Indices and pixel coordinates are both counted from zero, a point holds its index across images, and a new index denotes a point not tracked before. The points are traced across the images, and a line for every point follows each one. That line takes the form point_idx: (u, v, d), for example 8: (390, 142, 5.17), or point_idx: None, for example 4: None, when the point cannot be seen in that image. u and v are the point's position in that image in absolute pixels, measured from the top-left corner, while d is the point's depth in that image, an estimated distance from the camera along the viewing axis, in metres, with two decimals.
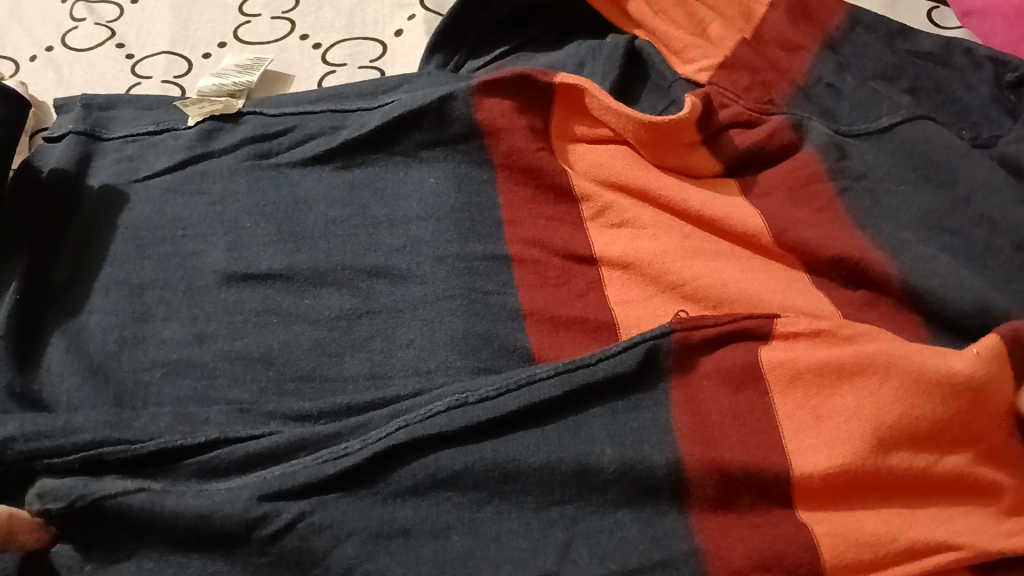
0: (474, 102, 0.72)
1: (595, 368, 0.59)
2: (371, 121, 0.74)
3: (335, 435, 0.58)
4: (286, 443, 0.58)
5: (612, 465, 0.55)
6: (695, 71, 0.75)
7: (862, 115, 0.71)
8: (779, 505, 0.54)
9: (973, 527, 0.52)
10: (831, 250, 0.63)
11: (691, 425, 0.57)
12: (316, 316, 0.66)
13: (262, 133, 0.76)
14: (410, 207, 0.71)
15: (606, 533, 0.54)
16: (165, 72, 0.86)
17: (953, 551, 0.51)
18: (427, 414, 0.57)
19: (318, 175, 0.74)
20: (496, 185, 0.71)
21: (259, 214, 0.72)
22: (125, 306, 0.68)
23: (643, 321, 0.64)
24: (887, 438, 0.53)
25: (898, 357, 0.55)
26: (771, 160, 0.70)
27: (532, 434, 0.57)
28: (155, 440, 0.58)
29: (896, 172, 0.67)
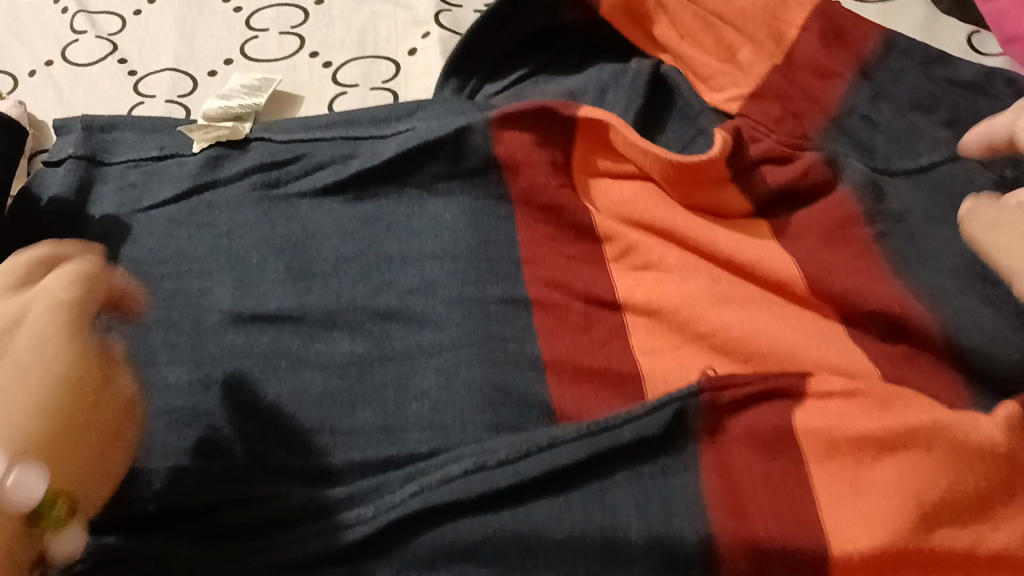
0: (493, 135, 0.69)
1: (621, 431, 0.57)
2: (384, 151, 0.71)
3: (349, 500, 0.55)
4: (297, 509, 0.55)
5: (640, 539, 0.53)
6: (722, 100, 0.72)
7: (900, 151, 0.67)
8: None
9: None
10: (869, 302, 0.60)
11: (722, 493, 0.55)
12: (325, 362, 0.63)
13: (269, 160, 0.73)
14: (425, 244, 0.68)
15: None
16: (169, 90, 0.82)
17: None
18: (445, 477, 0.55)
19: (328, 207, 0.71)
20: (515, 222, 0.68)
21: (266, 248, 0.69)
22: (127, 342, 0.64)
23: (670, 373, 0.61)
24: (928, 514, 0.51)
25: (938, 426, 0.52)
26: (805, 198, 0.67)
27: (555, 502, 0.55)
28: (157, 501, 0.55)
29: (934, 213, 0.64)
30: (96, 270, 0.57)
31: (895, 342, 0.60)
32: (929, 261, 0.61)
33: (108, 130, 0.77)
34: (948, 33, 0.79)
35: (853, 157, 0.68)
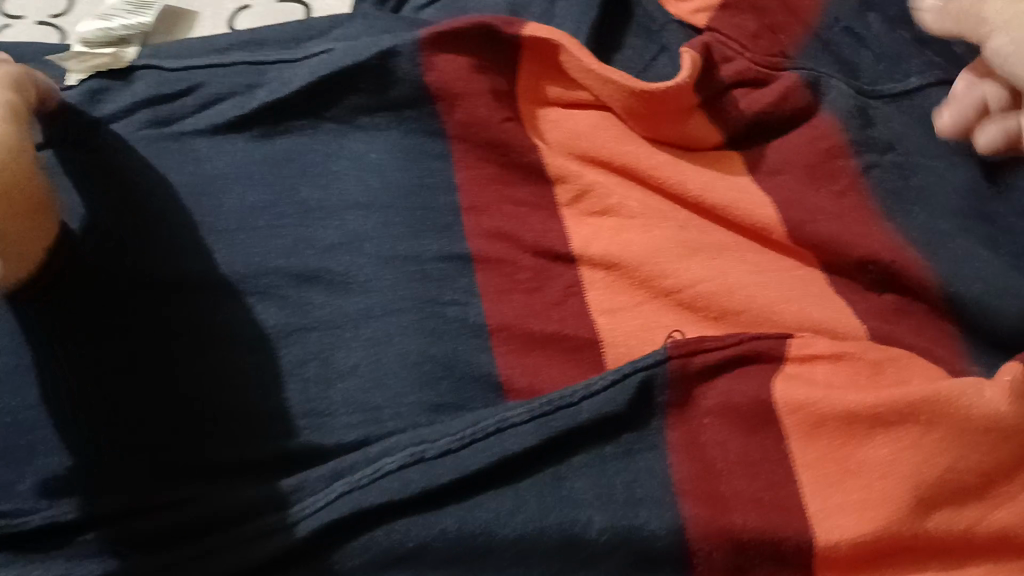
0: (424, 59, 0.58)
1: (578, 410, 0.49)
2: (295, 78, 0.60)
3: (267, 505, 0.48)
4: (208, 516, 0.48)
5: (604, 536, 0.46)
6: (690, 11, 0.63)
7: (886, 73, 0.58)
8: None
9: None
10: (857, 251, 0.52)
11: (694, 478, 0.48)
12: (233, 335, 0.54)
13: (163, 94, 0.61)
14: (347, 190, 0.59)
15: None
16: (40, 10, 0.70)
17: None
18: (376, 474, 0.47)
19: (232, 146, 0.60)
20: (451, 161, 0.59)
21: (163, 199, 0.58)
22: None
23: (633, 337, 0.53)
24: (927, 496, 0.45)
25: (941, 399, 0.45)
26: (781, 127, 0.59)
27: (505, 496, 0.47)
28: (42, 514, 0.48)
29: (929, 146, 0.55)
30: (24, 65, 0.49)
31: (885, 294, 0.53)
32: (926, 198, 0.54)
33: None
34: None
35: (836, 77, 0.58)
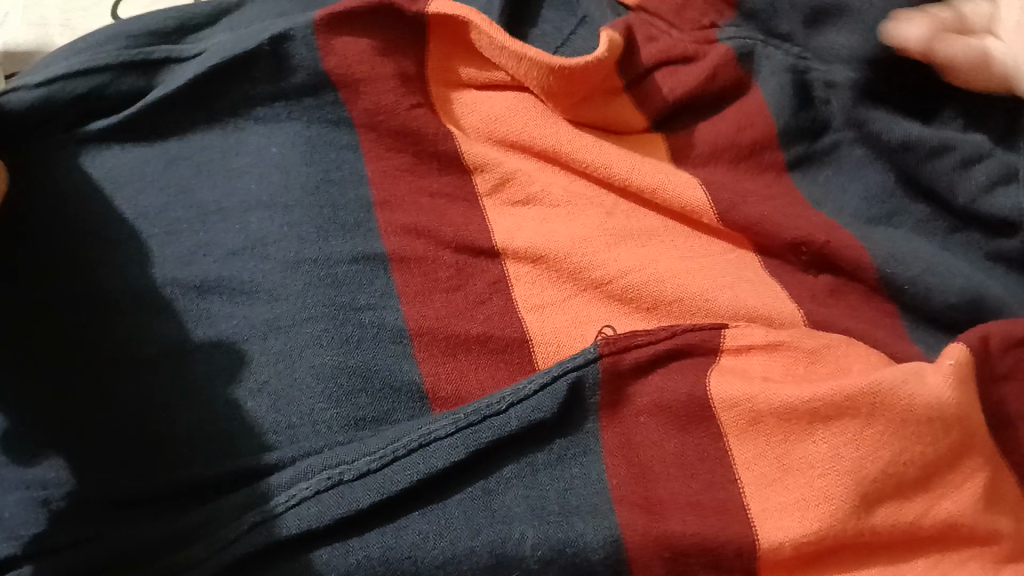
0: (321, 45, 0.54)
1: (506, 419, 0.46)
2: (184, 71, 0.54)
3: (174, 541, 0.44)
4: (109, 559, 0.44)
5: (537, 552, 0.43)
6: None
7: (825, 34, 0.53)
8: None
9: None
10: (789, 232, 0.50)
11: (630, 482, 0.46)
12: (128, 355, 0.50)
13: (41, 96, 0.53)
14: (250, 190, 0.55)
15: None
16: None
17: None
18: (289, 503, 0.44)
19: (119, 151, 0.55)
20: (361, 153, 0.55)
21: (52, 218, 0.53)
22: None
23: (562, 335, 0.50)
24: (869, 491, 0.43)
25: (880, 390, 0.43)
26: (708, 102, 0.56)
27: (429, 516, 0.44)
28: None
29: None
30: None
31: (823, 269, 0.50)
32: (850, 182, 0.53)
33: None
34: None
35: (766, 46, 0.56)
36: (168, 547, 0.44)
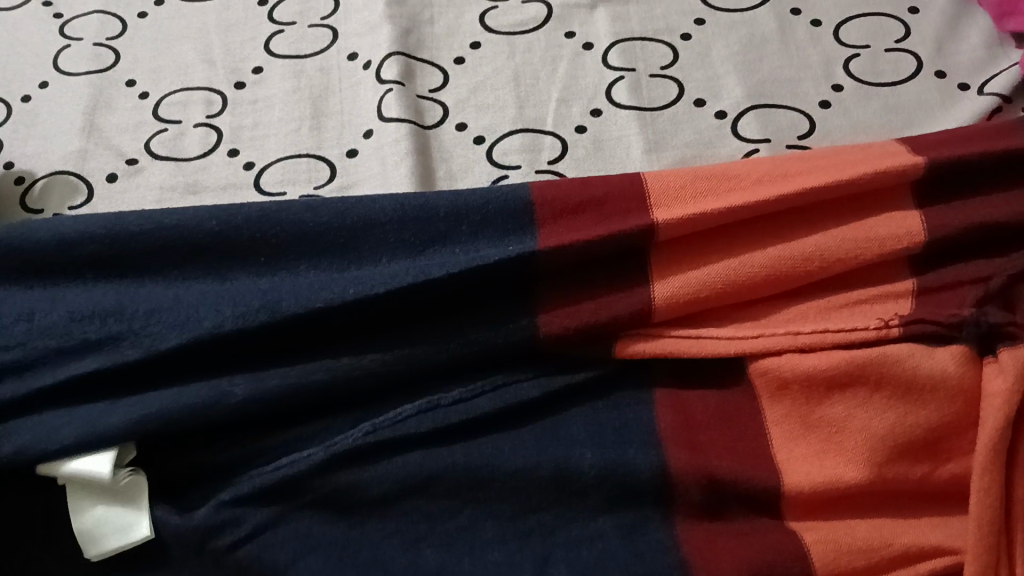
0: (520, 133, 0.67)
1: (576, 374, 0.53)
2: (356, 133, 0.69)
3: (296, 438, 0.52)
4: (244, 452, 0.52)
5: (593, 470, 0.50)
6: (681, 45, 0.71)
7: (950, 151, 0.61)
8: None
9: (952, 537, 0.47)
10: (953, 297, 0.51)
11: (677, 429, 0.51)
12: None
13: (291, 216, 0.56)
14: (373, 188, 0.66)
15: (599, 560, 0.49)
16: (96, 33, 0.78)
17: (938, 557, 0.46)
18: (396, 419, 0.52)
19: (285, 150, 0.68)
20: (470, 162, 0.66)
21: (215, 201, 0.66)
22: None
23: (691, 346, 0.52)
24: (912, 449, 0.48)
25: (888, 360, 0.48)
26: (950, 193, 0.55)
27: (506, 437, 0.52)
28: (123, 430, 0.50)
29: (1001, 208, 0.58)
30: (284, 120, 0.70)
31: (974, 158, 0.54)
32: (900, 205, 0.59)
33: (38, 89, 0.74)
34: None
35: (815, 107, 0.66)
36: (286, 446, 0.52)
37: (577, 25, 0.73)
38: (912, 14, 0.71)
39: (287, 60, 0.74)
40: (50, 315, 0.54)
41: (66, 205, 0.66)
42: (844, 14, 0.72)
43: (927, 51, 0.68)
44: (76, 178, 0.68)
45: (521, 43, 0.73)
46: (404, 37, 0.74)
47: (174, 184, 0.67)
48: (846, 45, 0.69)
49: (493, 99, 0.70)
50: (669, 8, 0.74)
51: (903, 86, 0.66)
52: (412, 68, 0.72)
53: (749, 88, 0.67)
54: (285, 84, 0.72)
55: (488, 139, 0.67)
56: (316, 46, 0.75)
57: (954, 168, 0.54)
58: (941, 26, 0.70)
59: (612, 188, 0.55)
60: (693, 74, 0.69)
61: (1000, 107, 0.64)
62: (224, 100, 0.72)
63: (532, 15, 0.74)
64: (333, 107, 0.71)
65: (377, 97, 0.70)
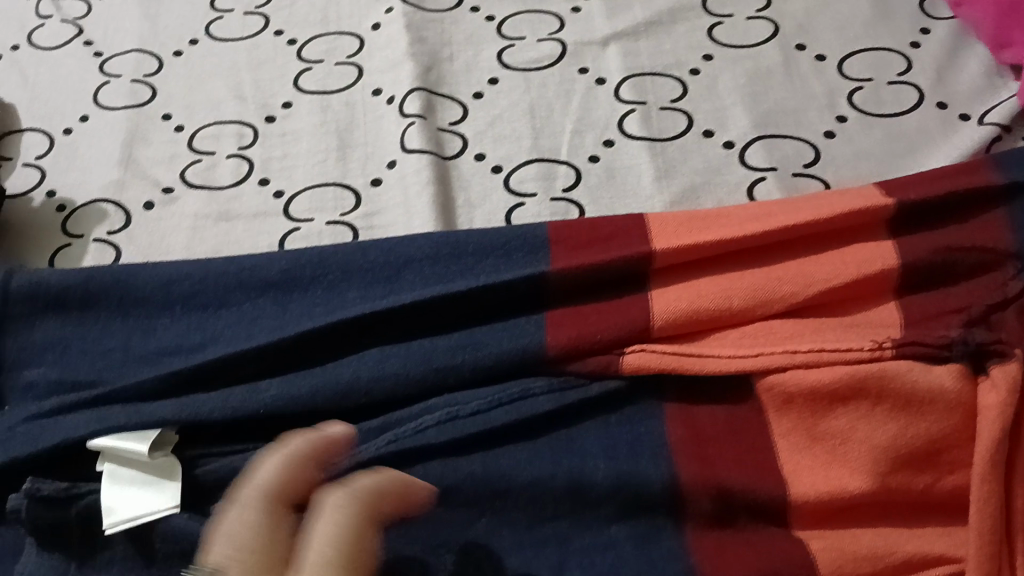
0: (537, 163, 0.70)
1: (589, 387, 0.56)
2: (380, 165, 0.72)
3: None
4: None
5: (606, 480, 0.52)
6: (690, 80, 0.74)
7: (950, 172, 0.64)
8: None
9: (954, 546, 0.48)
10: (947, 317, 0.53)
11: (687, 442, 0.53)
12: (300, 310, 0.63)
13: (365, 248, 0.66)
14: (395, 217, 0.69)
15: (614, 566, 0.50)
16: (134, 71, 0.82)
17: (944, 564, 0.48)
18: (416, 430, 0.55)
19: (313, 180, 0.72)
20: (488, 191, 0.70)
21: (246, 228, 0.69)
22: (68, 287, 0.64)
23: (693, 363, 0.54)
24: (913, 461, 0.49)
25: (887, 374, 0.50)
26: (946, 219, 0.57)
27: (523, 449, 0.55)
28: (178, 422, 0.56)
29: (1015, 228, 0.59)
30: (312, 152, 0.74)
31: (967, 190, 0.56)
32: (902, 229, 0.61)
33: (79, 123, 0.78)
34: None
35: (819, 138, 0.69)
36: None
37: (589, 61, 0.77)
38: (914, 47, 0.74)
39: (314, 96, 0.78)
40: (140, 343, 0.63)
41: (104, 231, 0.70)
42: (847, 48, 0.74)
43: (928, 83, 0.71)
44: (113, 205, 0.72)
45: (536, 78, 0.76)
46: (425, 73, 0.78)
47: (206, 211, 0.71)
48: (849, 78, 0.72)
49: (510, 131, 0.73)
50: (678, 46, 0.77)
51: (904, 117, 0.69)
52: (433, 102, 0.76)
53: (755, 120, 0.70)
54: (313, 118, 0.76)
55: (505, 169, 0.71)
56: (341, 82, 0.79)
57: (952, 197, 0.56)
58: (942, 59, 0.72)
59: (617, 228, 0.61)
60: (701, 107, 0.72)
61: (999, 135, 0.66)
62: (254, 133, 0.76)
63: (547, 53, 0.78)
64: (357, 140, 0.74)
65: (399, 129, 0.74)
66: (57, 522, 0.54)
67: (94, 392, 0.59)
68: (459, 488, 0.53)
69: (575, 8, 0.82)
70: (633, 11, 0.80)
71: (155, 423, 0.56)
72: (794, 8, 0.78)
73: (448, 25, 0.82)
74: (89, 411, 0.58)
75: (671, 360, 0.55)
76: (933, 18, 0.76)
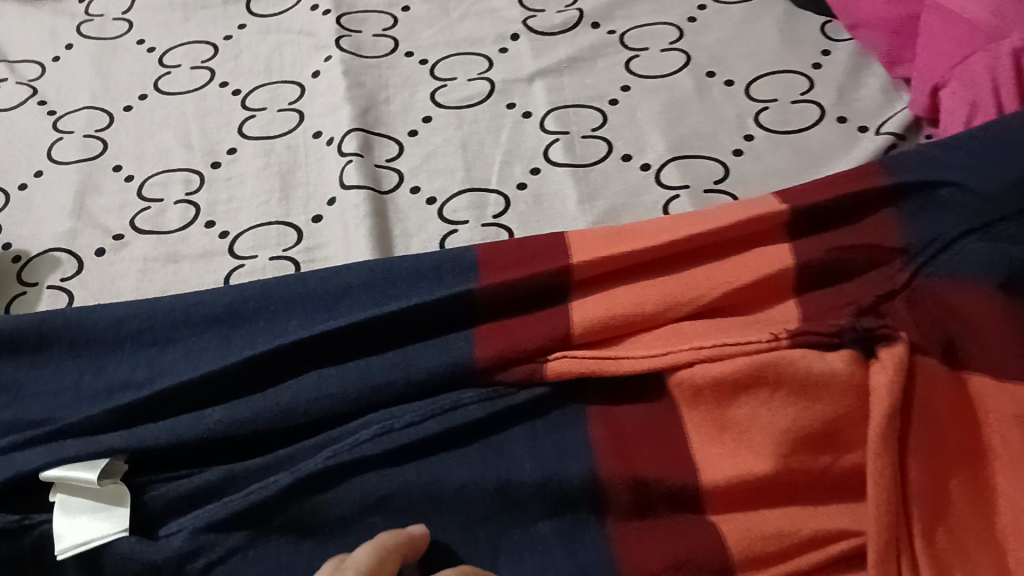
0: (469, 192, 0.75)
1: (517, 395, 0.59)
2: (321, 202, 0.76)
3: (265, 469, 0.58)
4: (217, 481, 0.58)
5: (532, 480, 0.55)
6: (610, 110, 0.79)
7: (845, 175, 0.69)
8: (709, 562, 0.51)
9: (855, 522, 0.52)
10: (840, 310, 0.57)
11: (609, 441, 0.56)
12: (243, 338, 0.66)
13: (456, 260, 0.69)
14: (335, 249, 0.72)
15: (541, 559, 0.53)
16: (87, 126, 0.86)
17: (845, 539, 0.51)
18: (353, 444, 0.57)
19: (257, 219, 0.76)
20: (423, 221, 0.73)
21: (193, 267, 0.73)
22: (22, 330, 0.67)
23: (610, 364, 0.58)
24: (812, 442, 0.53)
25: (783, 362, 0.54)
26: (839, 221, 0.62)
27: (455, 456, 0.58)
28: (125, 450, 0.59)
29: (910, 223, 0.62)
30: (256, 194, 0.78)
31: (856, 194, 0.61)
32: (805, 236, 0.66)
33: (33, 178, 0.82)
34: (803, 25, 0.83)
35: (729, 156, 0.73)
36: (256, 476, 0.58)
37: (517, 96, 0.82)
38: (816, 68, 0.79)
39: (258, 141, 0.82)
40: (92, 380, 0.66)
41: (58, 277, 0.73)
42: (755, 73, 0.80)
43: (829, 100, 0.76)
44: (67, 253, 0.75)
45: (468, 115, 0.81)
46: (363, 115, 0.82)
47: (155, 254, 0.74)
48: (756, 100, 0.77)
49: (444, 165, 0.77)
50: (599, 79, 0.82)
51: (808, 132, 0.74)
52: (370, 141, 0.80)
53: (670, 143, 0.75)
54: (256, 161, 0.80)
55: (438, 200, 0.75)
56: (284, 127, 0.83)
57: (842, 202, 0.61)
58: (842, 77, 0.77)
59: (541, 247, 0.65)
60: (620, 134, 0.77)
61: (894, 144, 0.71)
62: (201, 179, 0.80)
63: (477, 91, 0.83)
64: (299, 180, 0.78)
65: (338, 168, 0.78)
66: (10, 551, 0.57)
67: (47, 428, 0.62)
68: (396, 496, 0.56)
69: (503, 49, 0.87)
70: (556, 49, 0.85)
71: (104, 451, 0.59)
72: (706, 39, 0.84)
73: (384, 70, 0.86)
74: (41, 446, 0.61)
75: (589, 362, 0.58)
76: (834, 40, 0.81)
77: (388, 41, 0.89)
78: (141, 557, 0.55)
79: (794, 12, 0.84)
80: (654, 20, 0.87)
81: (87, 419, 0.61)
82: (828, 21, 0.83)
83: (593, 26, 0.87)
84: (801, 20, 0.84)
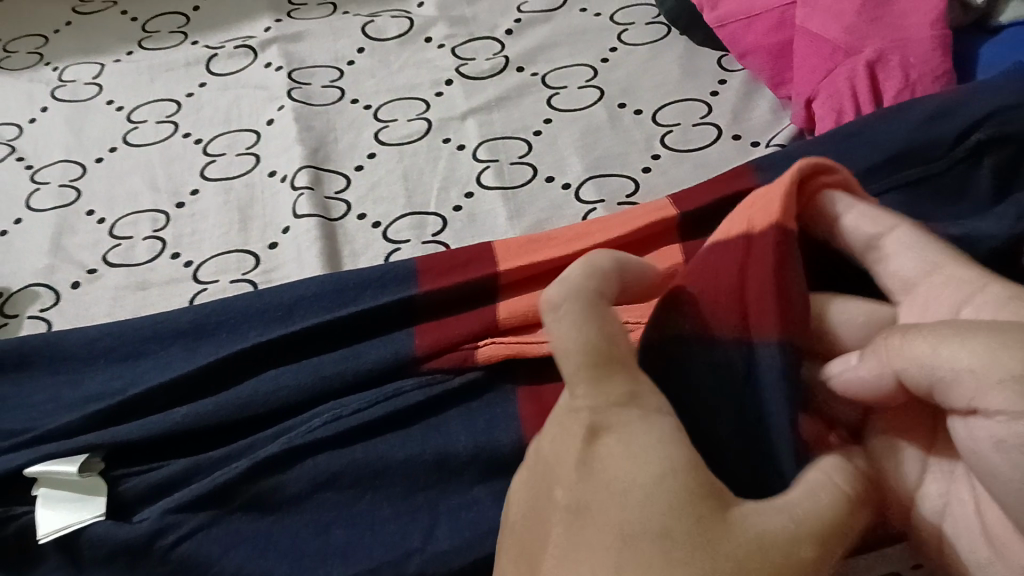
0: (411, 216, 0.83)
1: (452, 380, 0.66)
2: (276, 231, 0.84)
3: (227, 457, 0.64)
4: (184, 471, 0.64)
5: (466, 449, 0.62)
6: (534, 139, 0.89)
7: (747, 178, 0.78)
8: None
9: None
10: None
11: (533, 413, 0.64)
12: (206, 347, 0.73)
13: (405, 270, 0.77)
14: (290, 270, 0.80)
15: (475, 518, 0.60)
16: (61, 177, 0.94)
17: None
18: (307, 430, 0.64)
19: (219, 249, 0.83)
20: (369, 242, 0.82)
21: (160, 293, 0.80)
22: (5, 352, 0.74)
23: (532, 345, 0.66)
24: None
25: None
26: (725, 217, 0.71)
27: (398, 435, 0.64)
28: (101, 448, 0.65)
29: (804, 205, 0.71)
30: (218, 228, 0.85)
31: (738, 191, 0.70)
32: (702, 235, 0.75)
33: (12, 224, 0.89)
34: (701, 61, 0.94)
35: (639, 173, 0.83)
36: (219, 463, 0.64)
37: (452, 132, 0.91)
38: (713, 97, 0.89)
39: (219, 182, 0.90)
40: (69, 393, 0.72)
41: (36, 308, 0.80)
42: (660, 103, 0.90)
43: (724, 122, 0.86)
44: (44, 288, 0.82)
45: (409, 150, 0.90)
46: (313, 154, 0.91)
47: (126, 284, 0.81)
48: (660, 125, 0.87)
49: (387, 193, 0.86)
50: (524, 114, 0.92)
51: (706, 150, 0.84)
52: (320, 176, 0.89)
53: (587, 164, 0.85)
54: (217, 199, 0.88)
55: (383, 224, 0.83)
56: (242, 169, 0.92)
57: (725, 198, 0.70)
58: (735, 103, 0.88)
59: (470, 255, 0.74)
60: (543, 159, 0.86)
61: None
62: (167, 218, 0.87)
63: (416, 129, 0.92)
64: (256, 213, 0.86)
65: (291, 201, 0.86)
66: None
67: (28, 435, 0.68)
68: (345, 471, 0.63)
69: (439, 93, 0.97)
70: (486, 90, 0.96)
71: (82, 448, 0.65)
72: (617, 76, 0.94)
73: (332, 115, 0.96)
74: (24, 450, 0.67)
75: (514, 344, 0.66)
76: (728, 71, 0.92)
77: (335, 91, 0.99)
78: (115, 536, 0.61)
79: (694, 50, 0.96)
80: (571, 63, 0.97)
81: (66, 425, 0.68)
82: (722, 56, 0.94)
83: (518, 70, 0.98)
84: (700, 57, 0.95)
